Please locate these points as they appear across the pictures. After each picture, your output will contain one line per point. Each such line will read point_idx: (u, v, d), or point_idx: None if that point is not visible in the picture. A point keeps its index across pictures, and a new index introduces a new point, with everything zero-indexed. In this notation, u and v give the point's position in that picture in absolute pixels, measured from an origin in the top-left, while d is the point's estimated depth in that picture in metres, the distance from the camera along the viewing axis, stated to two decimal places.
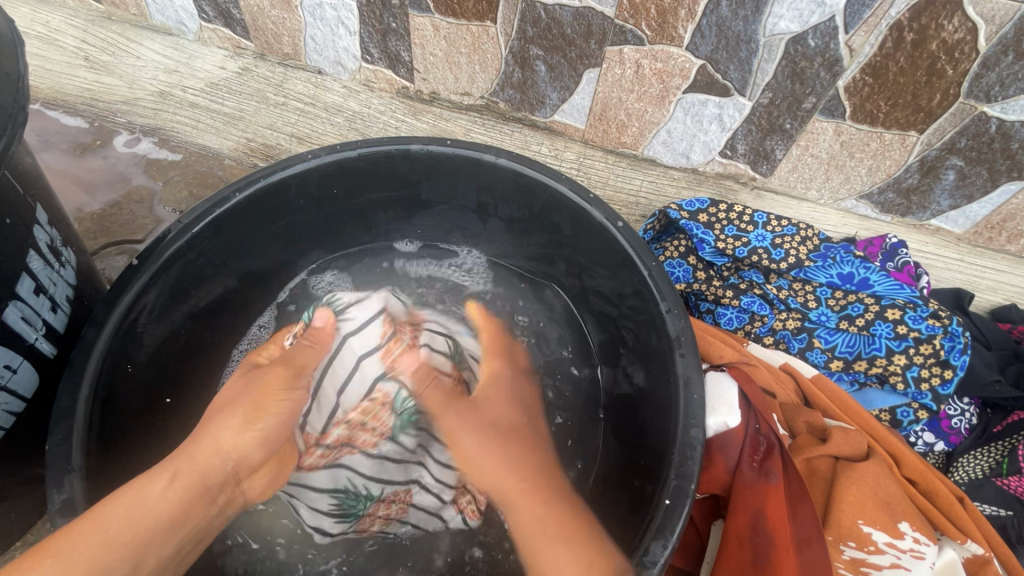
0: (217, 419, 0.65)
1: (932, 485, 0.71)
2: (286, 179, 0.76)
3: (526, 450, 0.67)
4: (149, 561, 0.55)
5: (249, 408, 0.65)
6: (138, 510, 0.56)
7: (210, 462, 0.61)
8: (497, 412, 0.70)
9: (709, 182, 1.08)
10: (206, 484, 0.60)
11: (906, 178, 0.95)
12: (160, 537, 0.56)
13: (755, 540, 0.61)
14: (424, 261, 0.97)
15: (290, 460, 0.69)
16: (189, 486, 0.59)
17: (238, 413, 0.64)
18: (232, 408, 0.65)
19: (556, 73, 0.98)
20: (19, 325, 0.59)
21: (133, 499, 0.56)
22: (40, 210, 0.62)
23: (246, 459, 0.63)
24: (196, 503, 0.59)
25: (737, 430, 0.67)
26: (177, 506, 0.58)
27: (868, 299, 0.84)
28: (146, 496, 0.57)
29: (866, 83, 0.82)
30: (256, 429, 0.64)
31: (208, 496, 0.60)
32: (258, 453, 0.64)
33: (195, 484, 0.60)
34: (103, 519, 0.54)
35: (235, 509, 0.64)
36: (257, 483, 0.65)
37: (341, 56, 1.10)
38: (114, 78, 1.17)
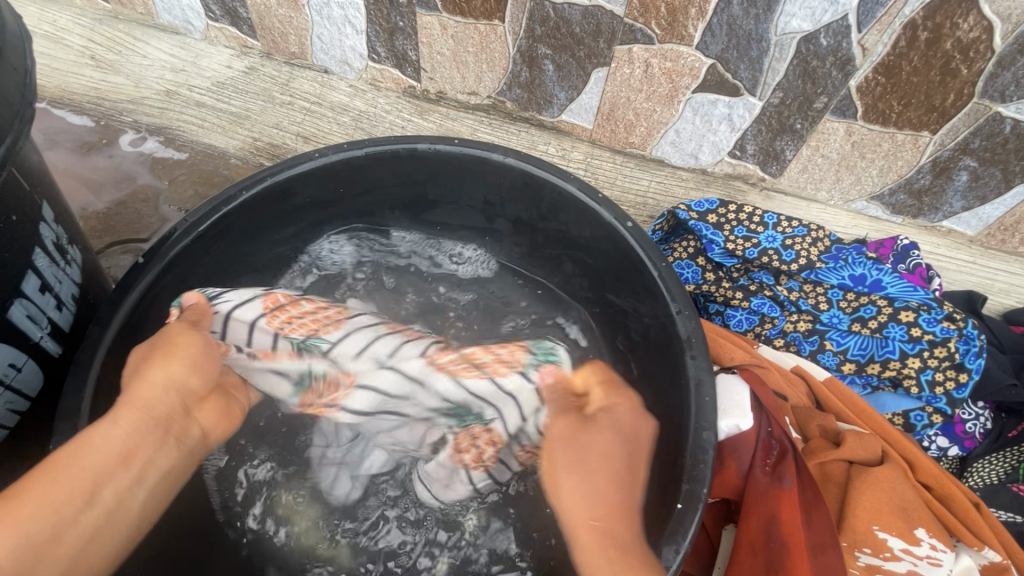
0: (141, 367, 0.58)
1: (947, 490, 0.70)
2: (293, 177, 0.76)
3: (624, 476, 0.57)
4: (108, 492, 0.51)
5: (169, 352, 0.60)
6: (85, 453, 0.51)
7: (150, 399, 0.56)
8: (602, 442, 0.59)
9: (717, 183, 1.07)
10: (152, 418, 0.56)
11: (918, 179, 0.94)
12: (114, 469, 0.52)
13: (769, 546, 0.60)
14: (423, 251, 0.95)
15: (237, 401, 0.67)
16: (136, 421, 0.54)
17: (162, 357, 0.59)
18: (159, 355, 0.60)
19: (564, 73, 0.97)
20: (24, 324, 0.59)
21: (79, 443, 0.52)
22: (46, 207, 0.62)
23: (189, 390, 0.59)
24: (146, 436, 0.55)
25: (749, 433, 0.66)
26: (131, 437, 0.54)
27: (881, 301, 0.83)
28: (120, 472, 0.53)
29: (878, 82, 0.81)
30: (185, 364, 0.60)
31: (158, 426, 0.56)
32: (226, 423, 0.65)
33: (172, 458, 0.57)
34: (53, 465, 0.50)
35: (190, 449, 0.60)
36: (204, 415, 0.62)
37: (347, 56, 1.10)
38: (121, 77, 1.17)
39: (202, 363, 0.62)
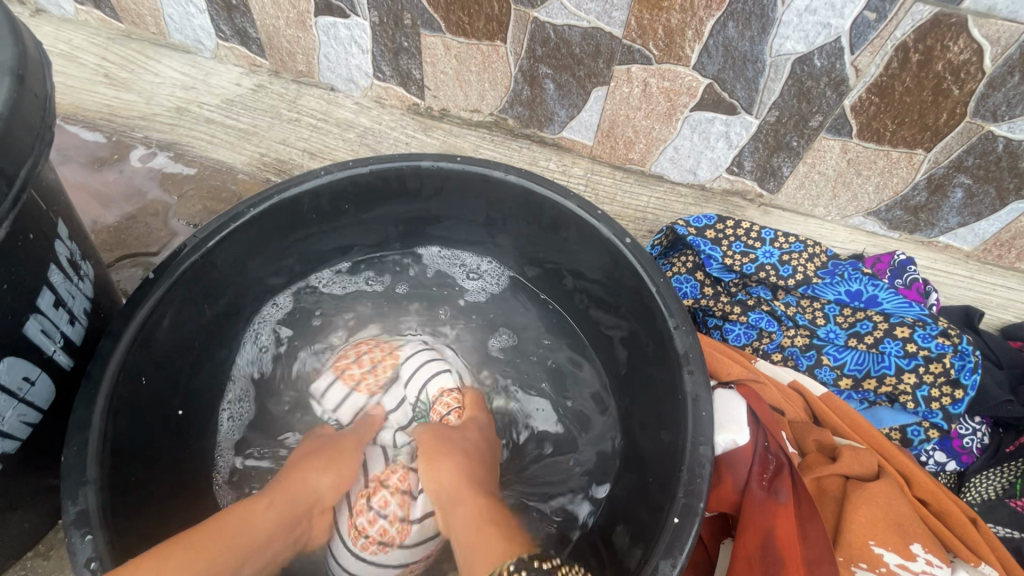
0: (312, 463, 0.74)
1: (943, 506, 0.71)
2: (299, 195, 0.78)
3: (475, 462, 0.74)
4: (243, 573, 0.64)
5: (334, 457, 0.75)
6: (246, 529, 0.65)
7: (293, 494, 0.71)
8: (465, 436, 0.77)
9: (716, 198, 1.09)
10: (292, 515, 0.69)
11: (914, 196, 0.95)
12: (253, 554, 0.65)
13: (765, 560, 0.61)
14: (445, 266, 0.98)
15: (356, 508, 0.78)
16: (282, 512, 0.68)
17: (327, 458, 0.74)
18: (315, 454, 0.75)
19: (564, 91, 1.00)
20: (38, 338, 0.60)
21: (245, 516, 0.66)
22: (61, 225, 0.64)
23: (322, 503, 0.72)
24: (283, 530, 0.68)
25: (745, 448, 0.67)
26: (271, 529, 0.67)
27: (876, 316, 0.84)
28: (254, 524, 0.66)
29: (872, 102, 0.83)
30: (341, 472, 0.74)
31: (292, 522, 0.69)
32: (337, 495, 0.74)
33: (289, 513, 0.69)
34: (223, 527, 0.64)
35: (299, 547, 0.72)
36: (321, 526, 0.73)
37: (353, 74, 1.13)
38: (133, 94, 1.20)
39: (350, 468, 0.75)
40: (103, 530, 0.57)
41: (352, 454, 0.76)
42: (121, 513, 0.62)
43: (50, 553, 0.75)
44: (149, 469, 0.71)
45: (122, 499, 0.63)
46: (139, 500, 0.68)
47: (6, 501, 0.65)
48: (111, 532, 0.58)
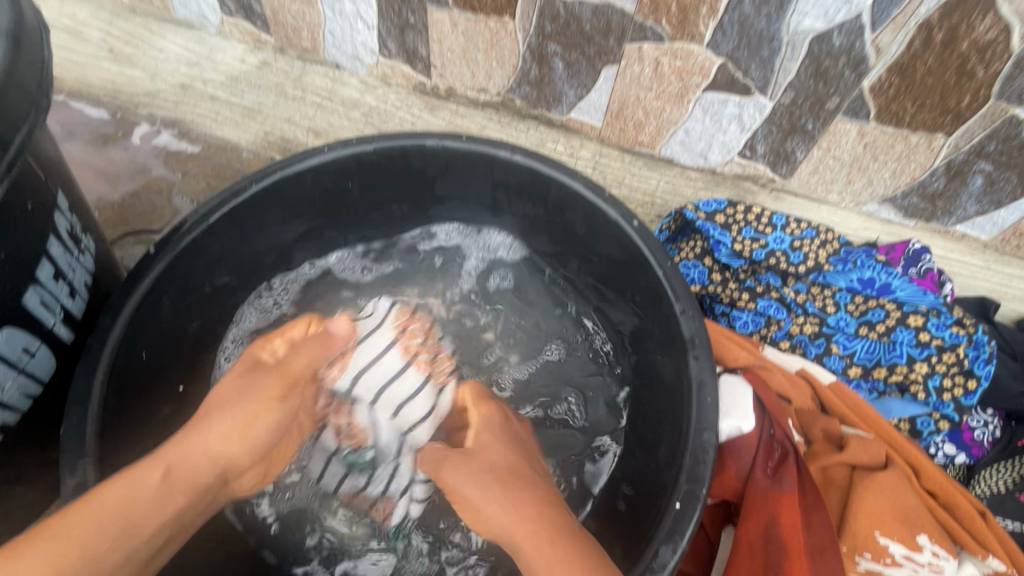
0: (232, 408, 0.64)
1: (952, 498, 0.69)
2: (303, 171, 0.77)
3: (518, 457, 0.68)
4: (139, 552, 0.54)
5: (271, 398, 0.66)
6: (136, 505, 0.55)
7: (204, 458, 0.60)
8: (494, 456, 0.67)
9: (727, 183, 1.06)
10: (197, 484, 0.60)
11: (932, 182, 0.92)
12: (151, 533, 0.55)
13: (768, 548, 0.60)
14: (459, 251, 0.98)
15: (280, 458, 0.73)
16: (181, 486, 0.58)
17: (257, 404, 0.65)
18: (237, 405, 0.64)
19: (574, 70, 0.97)
20: (38, 310, 0.60)
21: (131, 489, 0.55)
22: (61, 196, 0.63)
23: (235, 464, 0.63)
24: (187, 502, 0.58)
25: (751, 435, 0.65)
26: (171, 501, 0.57)
27: (889, 304, 0.82)
28: (139, 493, 0.55)
29: (891, 83, 0.80)
30: (264, 421, 0.65)
31: (199, 492, 0.60)
32: (248, 458, 0.64)
33: (188, 478, 0.59)
34: (105, 505, 0.53)
35: (219, 508, 0.64)
36: (245, 481, 0.67)
37: (359, 51, 1.11)
38: (137, 70, 1.19)
39: (275, 418, 0.66)
40: None
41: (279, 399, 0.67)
42: None
43: None
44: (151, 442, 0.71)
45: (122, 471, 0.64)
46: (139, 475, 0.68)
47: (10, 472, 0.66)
48: None
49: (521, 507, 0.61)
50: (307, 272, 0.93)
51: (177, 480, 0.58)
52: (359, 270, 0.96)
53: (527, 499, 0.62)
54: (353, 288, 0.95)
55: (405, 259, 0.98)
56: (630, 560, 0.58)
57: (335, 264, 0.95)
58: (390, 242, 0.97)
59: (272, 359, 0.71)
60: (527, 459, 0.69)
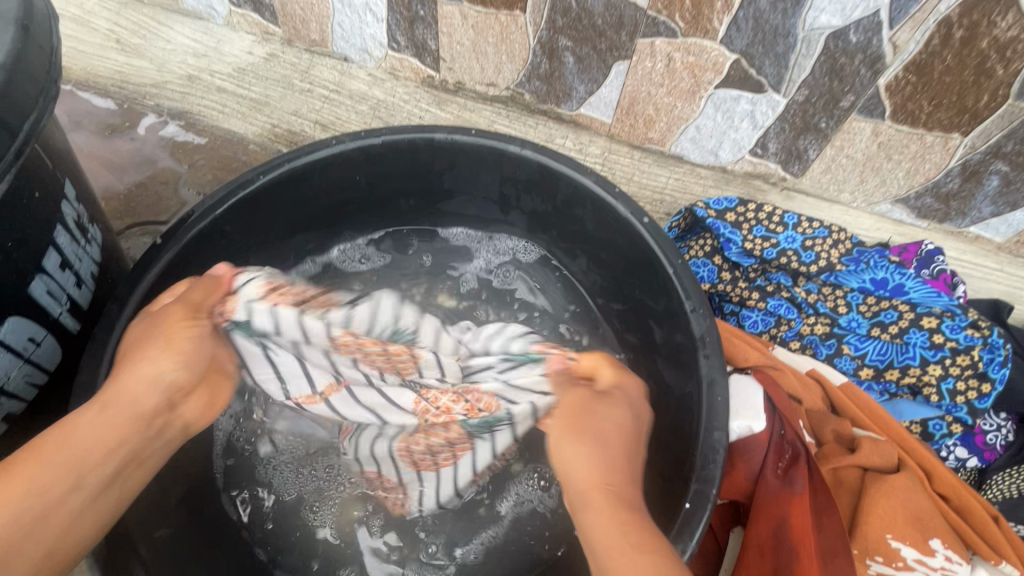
0: (138, 349, 0.58)
1: (964, 501, 0.68)
2: (311, 164, 0.76)
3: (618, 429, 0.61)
4: (90, 488, 0.52)
5: (168, 334, 0.59)
6: (72, 446, 0.51)
7: (133, 391, 0.56)
8: (615, 414, 0.62)
9: (737, 181, 1.05)
10: (137, 416, 0.55)
11: (946, 183, 0.91)
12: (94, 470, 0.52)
13: (777, 550, 0.59)
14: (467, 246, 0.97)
15: (223, 390, 0.65)
16: (115, 421, 0.54)
17: (161, 342, 0.58)
18: (153, 339, 0.59)
19: (584, 65, 0.96)
20: (44, 299, 0.60)
21: (60, 436, 0.51)
22: (68, 186, 0.63)
23: (172, 389, 0.59)
24: (127, 436, 0.55)
25: (761, 436, 0.64)
26: (110, 434, 0.53)
27: (902, 305, 0.81)
28: (73, 437, 0.52)
29: (908, 81, 0.79)
30: (167, 351, 0.58)
31: (141, 424, 0.56)
32: (188, 377, 0.60)
33: (126, 415, 0.55)
34: (41, 451, 0.50)
35: (173, 438, 0.60)
36: (195, 405, 0.62)
37: (368, 44, 1.10)
38: (145, 61, 1.18)
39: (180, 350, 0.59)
40: None
41: (180, 334, 0.60)
42: None
43: None
44: None
45: None
46: None
47: None
48: None
49: (606, 469, 0.57)
50: (309, 266, 0.92)
51: (116, 418, 0.54)
52: (364, 260, 0.94)
53: (610, 501, 0.54)
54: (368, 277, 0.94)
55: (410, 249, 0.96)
56: None
57: (337, 256, 0.94)
58: (395, 234, 0.96)
59: (176, 294, 0.64)
60: (622, 443, 0.60)
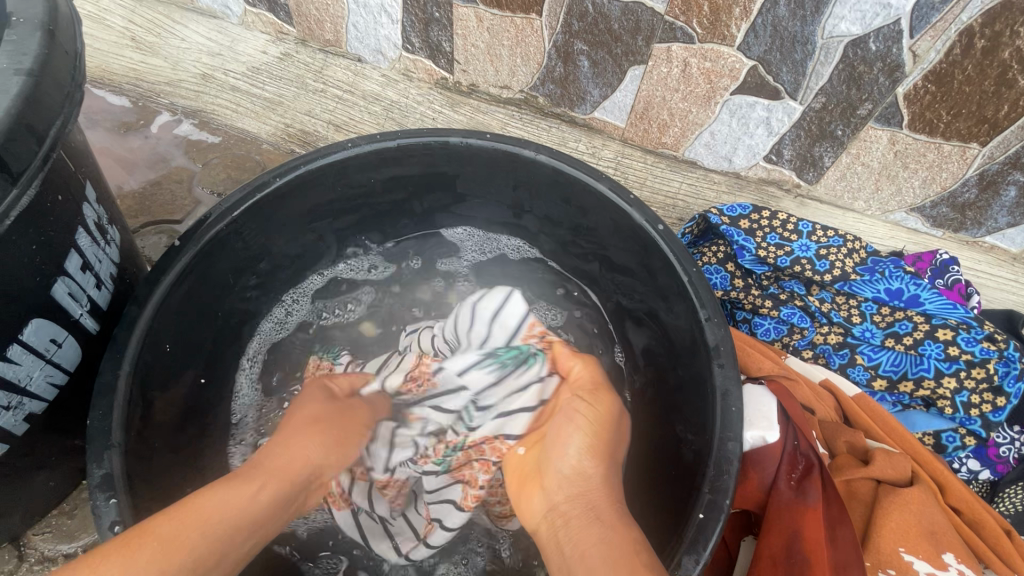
0: (294, 435, 0.66)
1: (978, 516, 0.68)
2: (326, 166, 0.76)
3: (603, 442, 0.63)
4: (228, 560, 0.52)
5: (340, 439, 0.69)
6: (232, 513, 0.54)
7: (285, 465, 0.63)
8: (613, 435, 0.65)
9: (750, 187, 1.05)
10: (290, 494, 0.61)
11: (963, 192, 0.91)
12: (243, 537, 0.54)
13: (790, 561, 0.60)
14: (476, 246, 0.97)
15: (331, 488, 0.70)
16: (276, 489, 0.60)
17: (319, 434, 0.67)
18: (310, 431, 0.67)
19: (599, 69, 0.96)
20: (65, 300, 0.60)
21: (197, 514, 0.52)
22: (89, 188, 0.63)
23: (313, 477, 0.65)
24: (273, 510, 0.58)
25: (775, 447, 0.65)
26: (270, 500, 0.59)
27: (917, 316, 0.81)
28: (247, 498, 0.57)
29: (927, 90, 0.78)
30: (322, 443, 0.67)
31: (286, 501, 0.61)
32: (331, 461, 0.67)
33: (283, 487, 0.61)
34: (202, 510, 0.53)
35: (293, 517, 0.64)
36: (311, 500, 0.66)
37: (382, 45, 1.10)
38: (159, 59, 1.19)
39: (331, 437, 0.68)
40: (126, 494, 0.57)
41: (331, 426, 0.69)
42: (145, 479, 0.62)
43: (74, 512, 0.76)
44: (173, 434, 0.71)
45: (145, 463, 0.64)
46: (164, 466, 0.68)
47: (34, 460, 0.66)
48: (135, 498, 0.58)
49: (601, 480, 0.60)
50: (317, 280, 0.93)
51: (277, 489, 0.60)
52: (368, 270, 0.96)
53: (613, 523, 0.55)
54: (376, 280, 0.96)
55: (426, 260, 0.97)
56: None
57: (347, 268, 0.95)
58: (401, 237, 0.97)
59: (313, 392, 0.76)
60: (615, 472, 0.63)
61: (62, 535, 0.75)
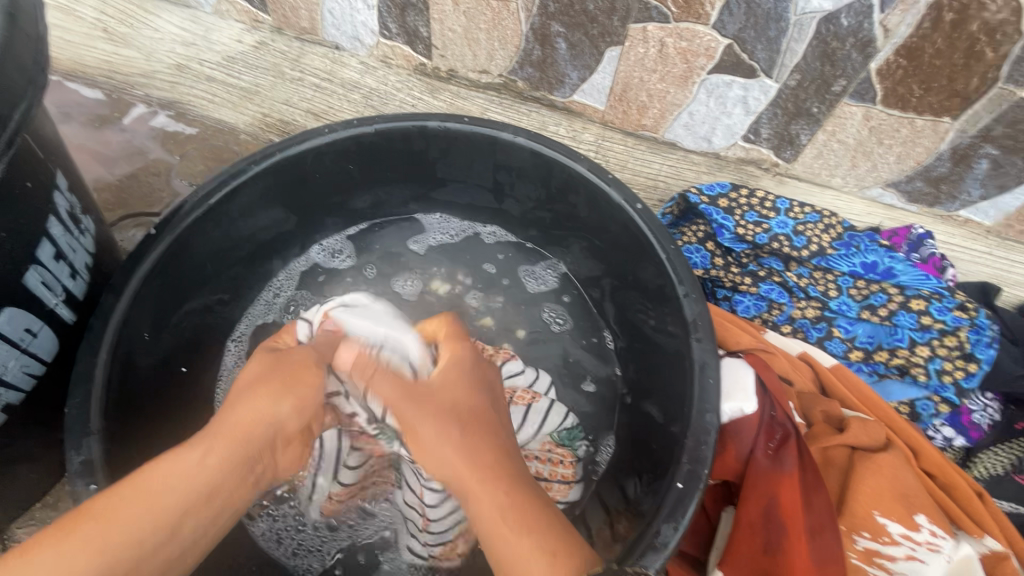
0: (243, 392, 0.59)
1: (950, 479, 0.70)
2: (303, 153, 0.76)
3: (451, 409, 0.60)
4: (190, 524, 0.50)
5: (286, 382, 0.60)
6: (173, 479, 0.51)
7: (245, 426, 0.56)
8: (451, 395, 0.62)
9: (730, 167, 1.06)
10: (250, 451, 0.55)
11: (936, 167, 0.92)
12: (196, 513, 0.50)
13: (767, 527, 0.61)
14: (460, 228, 0.98)
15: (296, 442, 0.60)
16: (223, 454, 0.54)
17: (264, 387, 0.59)
18: (257, 389, 0.59)
19: (577, 51, 0.96)
20: (39, 290, 0.60)
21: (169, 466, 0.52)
22: (60, 176, 0.63)
23: (289, 433, 0.59)
24: (235, 476, 0.54)
25: (752, 417, 0.65)
26: (212, 472, 0.52)
27: (892, 289, 0.83)
28: (183, 470, 0.51)
29: (899, 65, 0.79)
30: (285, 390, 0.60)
31: (247, 466, 0.55)
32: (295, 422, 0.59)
33: (234, 451, 0.54)
34: (144, 488, 0.49)
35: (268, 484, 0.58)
36: (287, 458, 0.60)
37: (359, 32, 1.09)
38: (133, 50, 1.17)
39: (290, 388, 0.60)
40: (106, 480, 0.57)
41: (282, 380, 0.60)
42: (126, 469, 0.62)
43: (59, 505, 0.76)
44: (155, 422, 0.71)
45: (127, 452, 0.64)
46: (145, 455, 0.68)
47: (13, 453, 0.66)
48: (115, 484, 0.58)
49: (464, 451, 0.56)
50: (299, 264, 0.92)
51: (230, 455, 0.54)
52: (342, 255, 0.95)
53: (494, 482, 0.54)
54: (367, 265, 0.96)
55: (395, 244, 0.97)
56: (630, 540, 0.59)
57: (319, 253, 0.94)
58: (379, 225, 0.96)
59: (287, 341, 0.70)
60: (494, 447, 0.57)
61: (47, 528, 0.75)
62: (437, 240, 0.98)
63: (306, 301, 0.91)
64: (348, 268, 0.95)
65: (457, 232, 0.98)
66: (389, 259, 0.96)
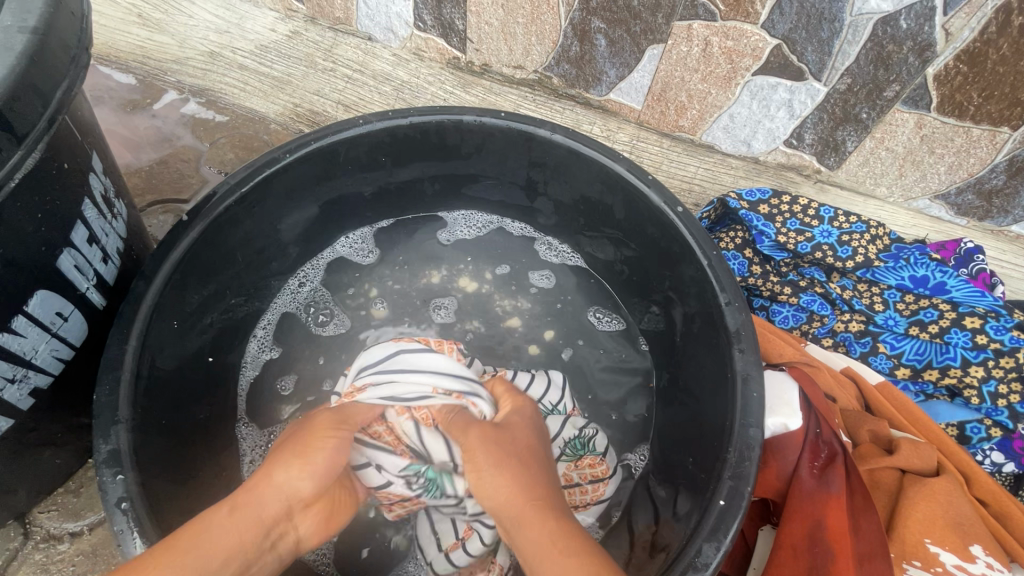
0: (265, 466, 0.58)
1: (1005, 509, 0.67)
2: (337, 144, 0.75)
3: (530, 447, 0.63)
4: None
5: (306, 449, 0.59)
6: (194, 546, 0.50)
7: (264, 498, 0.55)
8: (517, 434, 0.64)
9: (769, 172, 1.02)
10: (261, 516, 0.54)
11: (990, 179, 0.88)
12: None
13: (812, 551, 0.58)
14: (488, 228, 0.95)
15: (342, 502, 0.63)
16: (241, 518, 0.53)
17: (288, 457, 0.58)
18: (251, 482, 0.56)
19: (616, 49, 0.93)
20: (71, 273, 0.59)
21: (194, 531, 0.51)
22: (96, 158, 0.62)
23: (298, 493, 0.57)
24: (253, 539, 0.53)
25: (796, 434, 0.63)
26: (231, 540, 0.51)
27: (943, 304, 0.79)
28: (201, 535, 0.50)
29: (959, 71, 0.75)
30: (297, 466, 0.57)
31: (262, 529, 0.53)
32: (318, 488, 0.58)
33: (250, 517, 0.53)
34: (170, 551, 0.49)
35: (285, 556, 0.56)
36: (307, 524, 0.57)
37: (393, 23, 1.07)
38: (166, 36, 1.17)
39: (308, 459, 0.58)
40: (134, 470, 0.56)
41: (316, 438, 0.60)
42: (153, 458, 0.61)
43: (80, 491, 0.76)
44: (179, 412, 0.70)
45: (154, 440, 0.63)
46: (171, 446, 0.67)
47: (40, 436, 0.65)
48: (143, 474, 0.57)
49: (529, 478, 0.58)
50: (326, 256, 0.91)
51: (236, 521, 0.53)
52: (363, 251, 0.93)
53: (536, 523, 0.54)
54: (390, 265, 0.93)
55: (423, 240, 0.95)
56: (669, 555, 0.56)
57: (346, 247, 0.92)
58: (404, 221, 0.94)
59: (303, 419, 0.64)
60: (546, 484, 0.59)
61: (68, 514, 0.74)
62: (458, 238, 0.95)
63: (326, 304, 0.89)
64: (369, 264, 0.92)
65: (477, 230, 0.96)
66: (415, 257, 0.94)
